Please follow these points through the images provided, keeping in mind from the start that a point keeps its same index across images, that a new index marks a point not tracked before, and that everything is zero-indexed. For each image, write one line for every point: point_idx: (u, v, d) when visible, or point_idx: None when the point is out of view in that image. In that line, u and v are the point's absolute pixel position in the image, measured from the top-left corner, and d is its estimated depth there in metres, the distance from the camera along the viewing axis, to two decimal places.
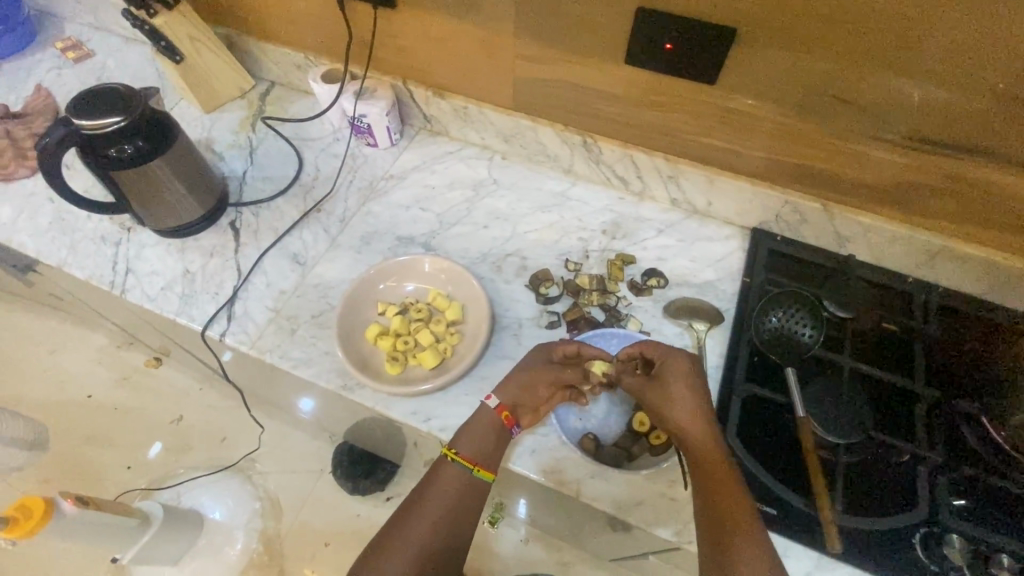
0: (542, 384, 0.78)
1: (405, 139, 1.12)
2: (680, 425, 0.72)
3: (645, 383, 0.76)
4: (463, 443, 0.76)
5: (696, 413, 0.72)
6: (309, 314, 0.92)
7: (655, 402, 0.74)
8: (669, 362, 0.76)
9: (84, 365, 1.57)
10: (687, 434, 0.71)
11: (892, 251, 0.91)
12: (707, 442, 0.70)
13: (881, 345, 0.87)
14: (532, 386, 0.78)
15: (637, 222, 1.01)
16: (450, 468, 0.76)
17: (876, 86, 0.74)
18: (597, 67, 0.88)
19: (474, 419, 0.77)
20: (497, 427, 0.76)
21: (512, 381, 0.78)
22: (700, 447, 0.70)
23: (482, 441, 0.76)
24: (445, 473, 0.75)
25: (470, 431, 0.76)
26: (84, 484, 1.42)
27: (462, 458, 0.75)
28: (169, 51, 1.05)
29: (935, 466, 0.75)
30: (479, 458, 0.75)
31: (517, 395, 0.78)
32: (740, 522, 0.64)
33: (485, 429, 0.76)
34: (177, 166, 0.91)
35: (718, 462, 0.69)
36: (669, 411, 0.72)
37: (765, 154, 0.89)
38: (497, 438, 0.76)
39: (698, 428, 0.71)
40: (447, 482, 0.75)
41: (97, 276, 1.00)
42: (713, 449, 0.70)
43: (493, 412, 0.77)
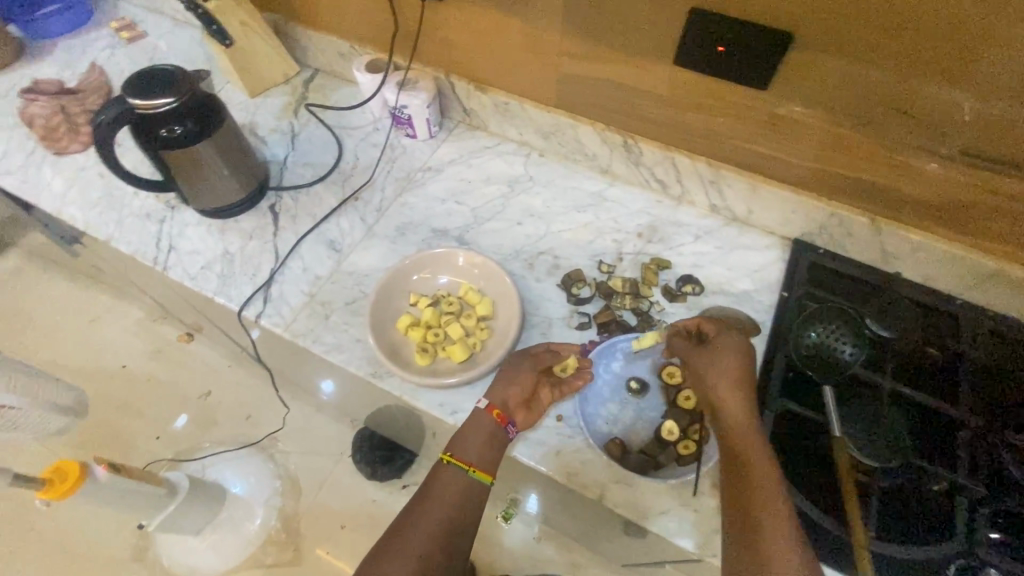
0: (521, 376, 0.80)
1: (443, 131, 1.12)
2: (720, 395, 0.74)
3: (696, 351, 0.79)
4: (457, 446, 0.76)
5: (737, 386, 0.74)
6: (343, 300, 0.93)
7: (702, 369, 0.77)
8: (718, 338, 0.78)
9: (121, 335, 1.62)
10: (725, 404, 0.73)
11: (941, 271, 0.87)
12: (743, 416, 0.71)
13: (924, 369, 0.84)
14: (513, 378, 0.79)
15: (674, 226, 1.00)
16: (448, 470, 0.75)
17: (937, 97, 0.71)
18: (643, 67, 0.87)
19: (468, 425, 0.78)
20: (491, 428, 0.77)
21: (494, 383, 0.80)
22: (734, 421, 0.71)
23: (476, 442, 0.76)
24: (442, 477, 0.74)
25: (464, 436, 0.76)
26: (115, 451, 1.47)
27: (457, 460, 0.75)
28: (220, 35, 1.07)
29: (976, 497, 0.72)
30: (475, 460, 0.75)
31: (505, 392, 0.79)
32: (763, 495, 0.64)
33: (478, 430, 0.77)
34: (223, 149, 0.93)
35: (751, 437, 0.69)
36: (715, 380, 0.75)
37: (813, 164, 0.86)
38: (492, 437, 0.76)
39: (735, 402, 0.73)
40: (445, 487, 0.74)
41: (141, 251, 1.03)
42: (745, 426, 0.71)
43: (485, 413, 0.77)
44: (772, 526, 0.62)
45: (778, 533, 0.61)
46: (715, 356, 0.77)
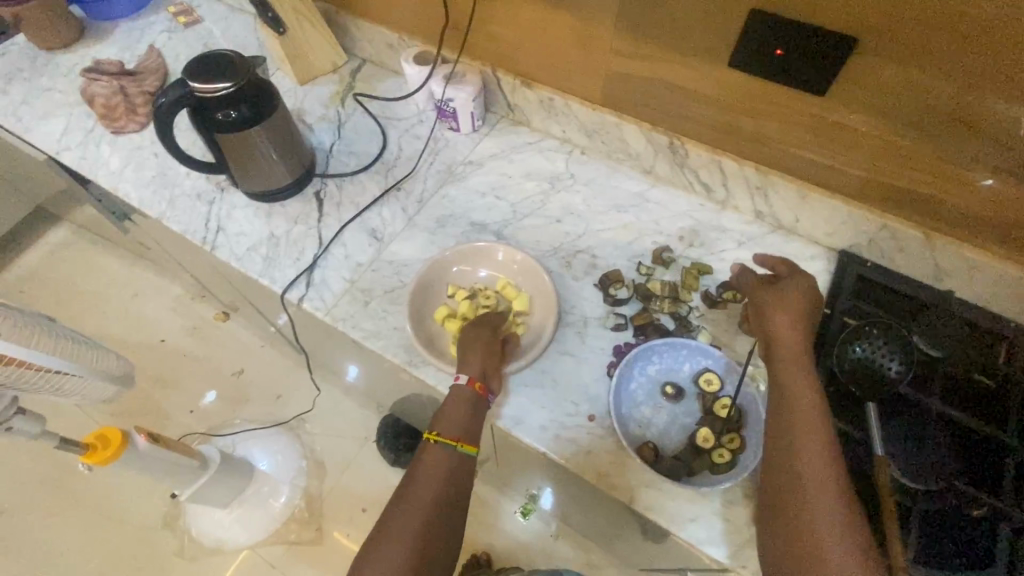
0: (477, 345, 0.82)
1: (486, 125, 1.13)
2: (784, 373, 0.70)
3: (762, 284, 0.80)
4: (441, 424, 0.76)
5: (801, 365, 0.70)
6: (382, 289, 0.94)
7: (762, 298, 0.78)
8: (787, 308, 0.74)
9: (162, 310, 1.68)
10: (787, 382, 0.69)
11: (998, 292, 0.83)
12: (807, 398, 0.67)
13: (974, 390, 0.80)
14: (469, 347, 0.82)
15: (716, 231, 0.98)
16: (433, 451, 0.75)
17: (1006, 110, 0.68)
18: (696, 68, 0.86)
19: (450, 401, 0.78)
20: (472, 400, 0.77)
21: (466, 358, 0.81)
22: (794, 403, 0.67)
23: (458, 417, 0.76)
24: (429, 458, 0.74)
25: (448, 413, 0.77)
26: (152, 421, 1.53)
27: (443, 438, 0.75)
28: (274, 22, 1.09)
29: (1018, 526, 0.70)
30: (460, 434, 0.75)
31: (474, 364, 0.80)
32: (801, 426, 0.65)
33: (461, 404, 0.77)
34: (274, 134, 0.95)
35: (811, 422, 0.66)
36: (771, 307, 0.76)
37: (867, 173, 0.84)
38: (475, 409, 0.77)
39: (798, 380, 0.69)
40: (430, 469, 0.73)
41: (190, 230, 1.06)
42: (809, 410, 0.67)
43: (466, 387, 0.77)
44: (824, 521, 0.60)
45: (825, 509, 0.60)
46: (777, 288, 0.78)
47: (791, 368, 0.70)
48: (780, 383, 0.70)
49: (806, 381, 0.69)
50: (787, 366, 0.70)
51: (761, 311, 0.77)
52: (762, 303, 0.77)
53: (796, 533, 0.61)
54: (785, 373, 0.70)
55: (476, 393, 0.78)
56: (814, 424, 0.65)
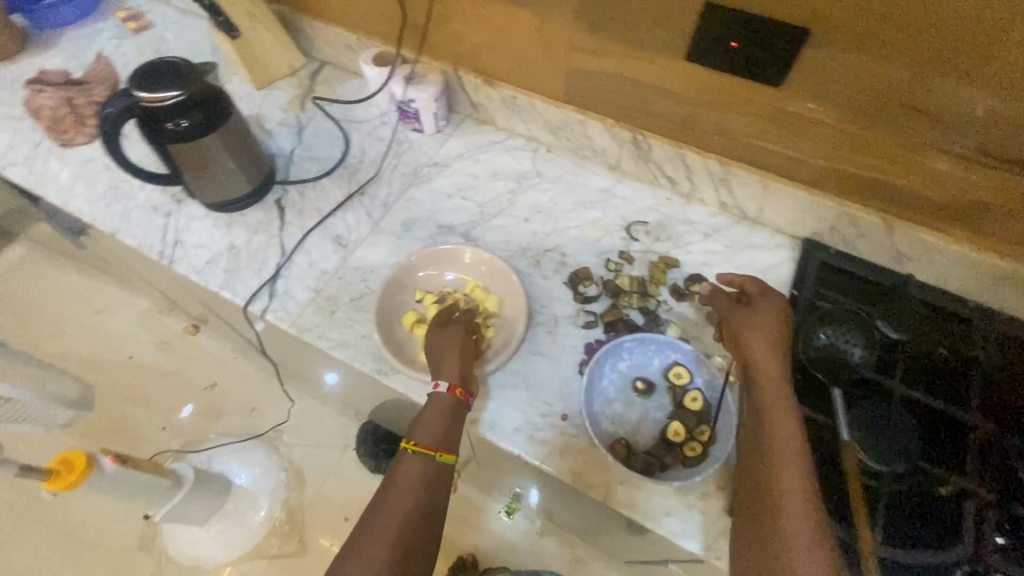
0: (452, 351, 0.80)
1: (450, 126, 1.11)
2: (766, 401, 0.70)
3: (736, 306, 0.80)
4: (416, 432, 0.74)
5: (782, 394, 0.70)
6: (349, 296, 0.93)
7: (737, 321, 0.78)
8: (766, 335, 0.75)
9: (127, 326, 1.63)
10: (769, 411, 0.68)
11: (954, 274, 0.85)
12: (790, 429, 0.66)
13: (935, 371, 0.82)
14: (444, 351, 0.80)
15: (683, 224, 0.98)
16: (410, 461, 0.72)
17: (952, 94, 0.69)
18: (656, 62, 0.86)
19: (428, 409, 0.76)
20: (451, 407, 0.76)
21: (444, 364, 0.79)
22: (776, 432, 0.66)
23: (435, 425, 0.75)
24: (406, 466, 0.72)
25: (427, 421, 0.75)
26: (122, 441, 1.48)
27: (421, 447, 0.73)
28: (226, 26, 1.05)
29: (983, 502, 0.72)
30: (437, 442, 0.73)
31: (451, 369, 0.78)
32: (780, 451, 0.65)
33: (441, 412, 0.75)
34: (229, 143, 0.92)
35: (793, 453, 0.64)
36: (748, 330, 0.76)
37: (825, 162, 0.85)
38: (453, 415, 0.76)
39: (781, 410, 0.68)
40: (405, 477, 0.71)
41: (147, 244, 1.03)
42: (790, 440, 0.65)
43: (446, 395, 0.76)
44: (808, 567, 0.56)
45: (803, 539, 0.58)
46: (752, 310, 0.78)
47: (773, 398, 0.69)
48: (762, 412, 0.69)
49: (786, 410, 0.68)
50: (770, 396, 0.70)
51: (742, 337, 0.76)
52: (742, 330, 0.77)
53: (775, 569, 0.57)
54: (767, 402, 0.69)
55: (453, 399, 0.76)
56: (797, 454, 0.64)
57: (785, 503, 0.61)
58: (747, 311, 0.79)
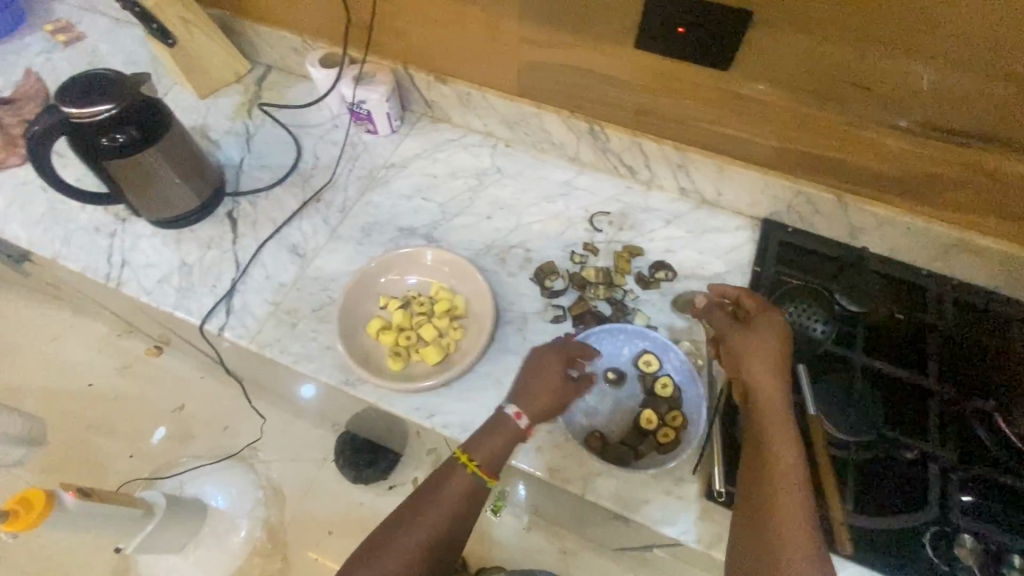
0: (550, 388, 0.77)
1: (405, 125, 1.09)
2: (768, 440, 0.65)
3: (733, 325, 0.75)
4: (477, 449, 0.74)
5: (785, 432, 0.66)
6: (310, 307, 0.90)
7: (735, 344, 0.72)
8: (768, 364, 0.69)
9: (83, 354, 1.55)
10: (772, 452, 0.64)
11: (906, 244, 0.88)
12: (793, 475, 0.63)
13: (894, 340, 0.84)
14: (540, 372, 0.78)
15: (644, 212, 0.99)
16: (462, 476, 0.73)
17: (895, 70, 0.71)
18: (605, 52, 0.85)
19: (493, 432, 0.75)
20: (511, 433, 0.75)
21: (533, 397, 0.76)
22: (777, 477, 0.63)
23: (493, 446, 0.74)
24: (458, 478, 0.73)
25: (490, 444, 0.74)
26: (87, 474, 1.42)
27: (478, 468, 0.73)
28: (161, 35, 1.01)
29: (945, 464, 0.74)
30: (491, 466, 0.73)
31: (530, 390, 0.76)
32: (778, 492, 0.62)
33: (506, 442, 0.74)
34: (172, 157, 0.88)
35: (792, 497, 0.61)
36: (747, 355, 0.71)
37: (779, 143, 0.86)
38: (510, 442, 0.74)
39: (784, 451, 0.64)
40: (447, 492, 0.73)
41: (92, 268, 0.98)
42: (793, 487, 0.62)
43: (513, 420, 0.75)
44: None
45: None
46: (751, 331, 0.72)
47: (776, 437, 0.65)
48: (763, 452, 0.65)
49: (790, 452, 0.64)
50: (773, 434, 0.66)
51: (742, 365, 0.71)
52: (741, 356, 0.71)
53: None
54: (769, 441, 0.65)
55: (517, 431, 0.75)
56: (799, 504, 0.61)
57: (784, 549, 0.59)
58: (744, 332, 0.73)
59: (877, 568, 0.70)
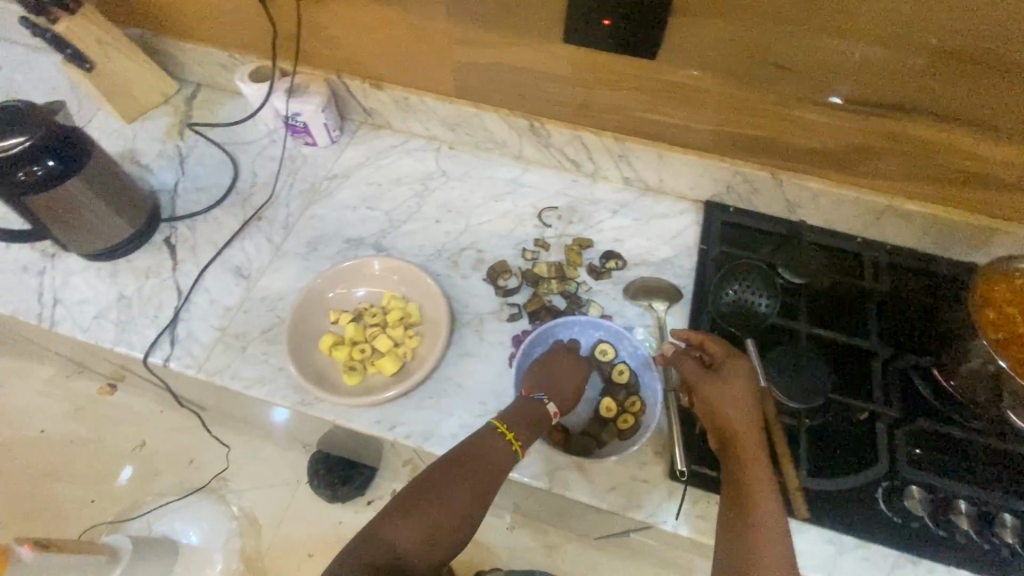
0: (576, 385, 0.81)
1: (345, 135, 1.07)
2: (751, 499, 0.65)
3: (706, 375, 0.74)
4: (510, 420, 0.75)
5: (766, 489, 0.66)
6: (259, 329, 0.88)
7: (711, 395, 0.72)
8: (745, 417, 0.70)
9: (29, 400, 1.47)
10: (756, 512, 0.64)
11: (840, 214, 0.91)
12: (775, 535, 0.63)
13: (835, 306, 0.87)
14: (548, 367, 0.81)
15: (591, 204, 1.00)
16: (494, 442, 0.72)
17: (816, 48, 0.73)
18: (536, 48, 0.86)
19: (526, 408, 0.76)
20: (534, 412, 0.77)
21: (566, 385, 0.80)
22: (760, 540, 0.63)
23: (523, 422, 0.75)
24: (495, 447, 0.72)
25: (525, 416, 0.75)
26: (45, 525, 1.35)
27: (510, 434, 0.73)
28: (76, 59, 0.97)
29: (891, 422, 0.77)
30: (523, 436, 0.74)
31: (538, 379, 0.80)
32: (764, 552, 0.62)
33: (535, 417, 0.76)
34: (97, 186, 0.85)
35: (776, 556, 0.62)
36: (724, 409, 0.71)
37: (713, 127, 0.88)
38: (536, 420, 0.76)
39: (766, 510, 0.65)
40: (480, 456, 0.72)
41: (22, 309, 0.93)
42: (775, 550, 0.62)
43: (529, 400, 0.77)
44: None
45: None
46: (726, 383, 0.73)
47: (758, 495, 0.66)
48: (745, 510, 0.65)
49: (771, 511, 0.65)
50: (755, 491, 0.66)
51: (720, 417, 0.71)
52: (717, 407, 0.72)
53: None
54: (752, 497, 0.66)
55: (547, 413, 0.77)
56: (783, 562, 0.62)
57: None
58: (721, 381, 0.73)
59: (834, 528, 0.72)
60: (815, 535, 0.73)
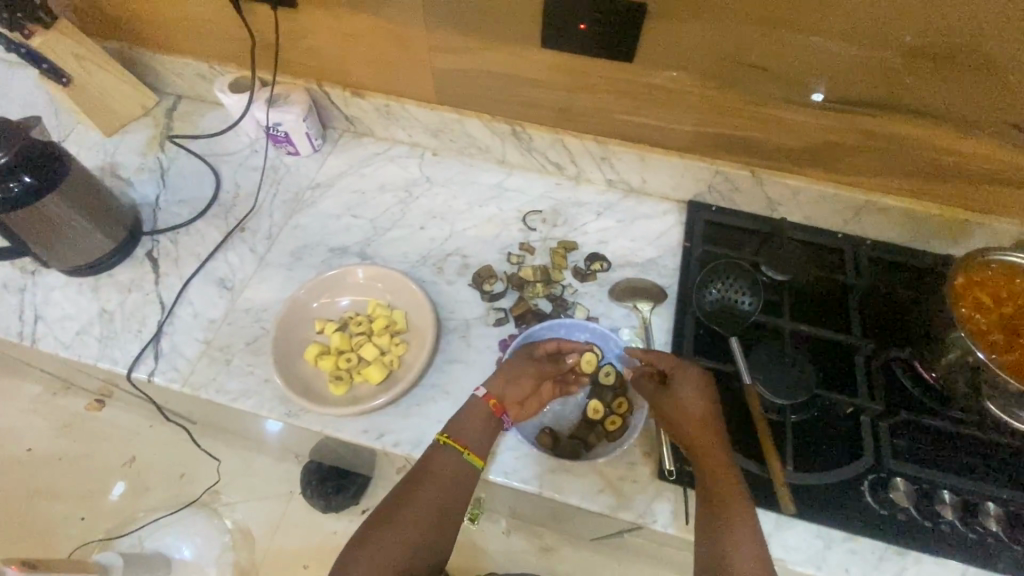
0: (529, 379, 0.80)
1: (328, 143, 1.07)
2: (721, 506, 0.67)
3: (659, 390, 0.78)
4: (455, 427, 0.76)
5: (735, 494, 0.68)
6: (243, 341, 0.87)
7: (665, 409, 0.75)
8: (706, 426, 0.73)
9: (14, 419, 1.44)
10: (726, 518, 0.66)
11: (820, 211, 0.92)
12: (748, 539, 0.65)
13: (818, 302, 0.88)
14: (515, 369, 0.79)
15: (575, 206, 1.00)
16: (444, 453, 0.74)
17: (791, 48, 0.74)
18: (515, 53, 0.86)
19: (464, 411, 0.77)
20: (485, 415, 0.77)
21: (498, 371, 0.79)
22: (733, 546, 0.64)
23: (472, 428, 0.76)
24: (438, 457, 0.74)
25: (462, 418, 0.76)
26: (34, 544, 1.33)
27: (454, 441, 0.75)
28: (53, 73, 0.96)
29: (875, 414, 0.77)
30: (470, 442, 0.75)
31: (502, 381, 0.78)
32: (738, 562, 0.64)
33: (476, 416, 0.77)
34: (76, 202, 0.84)
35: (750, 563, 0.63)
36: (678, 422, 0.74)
37: (692, 127, 0.89)
38: (487, 424, 0.77)
39: (736, 516, 0.66)
40: (440, 470, 0.73)
41: (2, 327, 0.92)
42: (748, 554, 0.64)
43: (482, 402, 0.77)
44: None
45: None
46: (677, 395, 0.75)
47: (728, 501, 0.67)
48: (716, 518, 0.67)
49: (742, 516, 0.66)
50: (724, 498, 0.67)
51: (684, 428, 0.74)
52: (681, 419, 0.74)
53: None
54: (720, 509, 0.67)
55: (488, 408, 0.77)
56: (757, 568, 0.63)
57: None
58: (672, 394, 0.76)
59: (823, 522, 0.73)
60: (803, 530, 0.73)
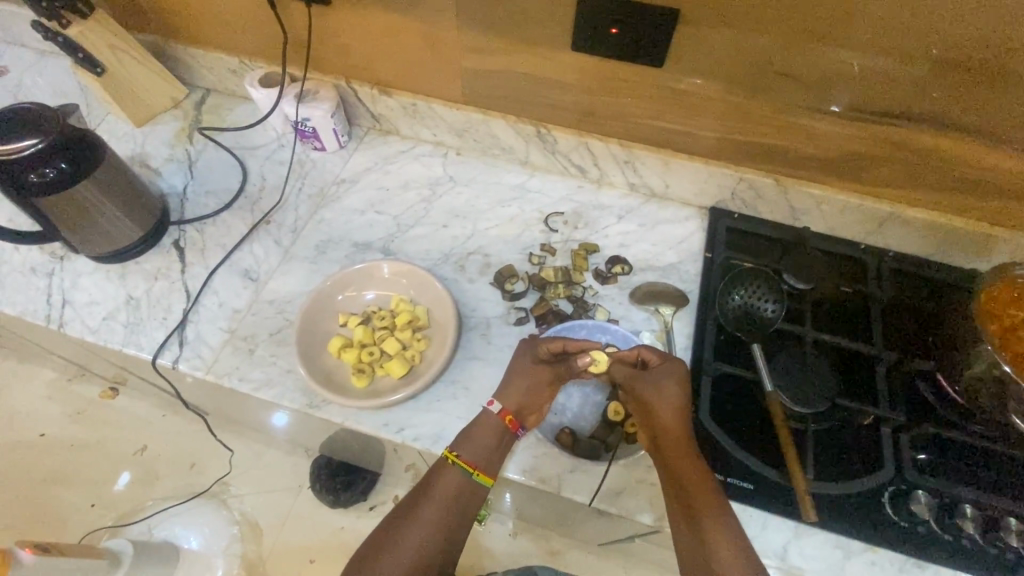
0: (541, 386, 0.78)
1: (353, 140, 1.08)
2: (699, 506, 0.67)
3: (637, 375, 0.77)
4: (463, 445, 0.75)
5: (707, 490, 0.68)
6: (266, 332, 0.88)
7: (643, 394, 0.75)
8: (678, 421, 0.72)
9: (30, 402, 1.46)
10: (699, 506, 0.67)
11: (844, 221, 0.92)
12: (725, 526, 0.66)
13: (840, 311, 0.88)
14: (520, 377, 0.78)
15: (597, 209, 1.00)
16: (449, 472, 0.74)
17: (820, 57, 0.75)
18: (545, 56, 0.87)
19: (477, 426, 0.76)
20: (499, 431, 0.75)
21: (513, 386, 0.77)
22: (716, 547, 0.65)
23: (483, 447, 0.75)
24: (444, 477, 0.74)
25: (472, 435, 0.75)
26: (45, 529, 1.34)
27: (462, 462, 0.74)
28: (88, 63, 0.98)
29: (897, 425, 0.76)
30: (479, 461, 0.74)
31: (507, 388, 0.77)
32: (716, 549, 0.65)
33: (488, 433, 0.75)
34: (107, 188, 0.86)
35: (730, 551, 0.65)
36: (653, 407, 0.74)
37: (717, 133, 0.89)
38: (500, 440, 0.75)
39: (712, 511, 0.67)
40: (446, 485, 0.74)
41: (30, 311, 0.94)
42: (731, 550, 0.65)
43: (497, 417, 0.76)
44: None
45: None
46: (654, 381, 0.75)
47: (701, 498, 0.68)
48: (693, 516, 0.67)
49: (717, 511, 0.67)
50: (697, 495, 0.68)
51: (658, 425, 0.73)
52: (653, 417, 0.73)
53: None
54: (693, 498, 0.68)
55: (502, 423, 0.76)
56: (735, 551, 0.65)
57: None
58: (649, 379, 0.76)
59: (842, 532, 0.72)
60: (822, 539, 0.73)
